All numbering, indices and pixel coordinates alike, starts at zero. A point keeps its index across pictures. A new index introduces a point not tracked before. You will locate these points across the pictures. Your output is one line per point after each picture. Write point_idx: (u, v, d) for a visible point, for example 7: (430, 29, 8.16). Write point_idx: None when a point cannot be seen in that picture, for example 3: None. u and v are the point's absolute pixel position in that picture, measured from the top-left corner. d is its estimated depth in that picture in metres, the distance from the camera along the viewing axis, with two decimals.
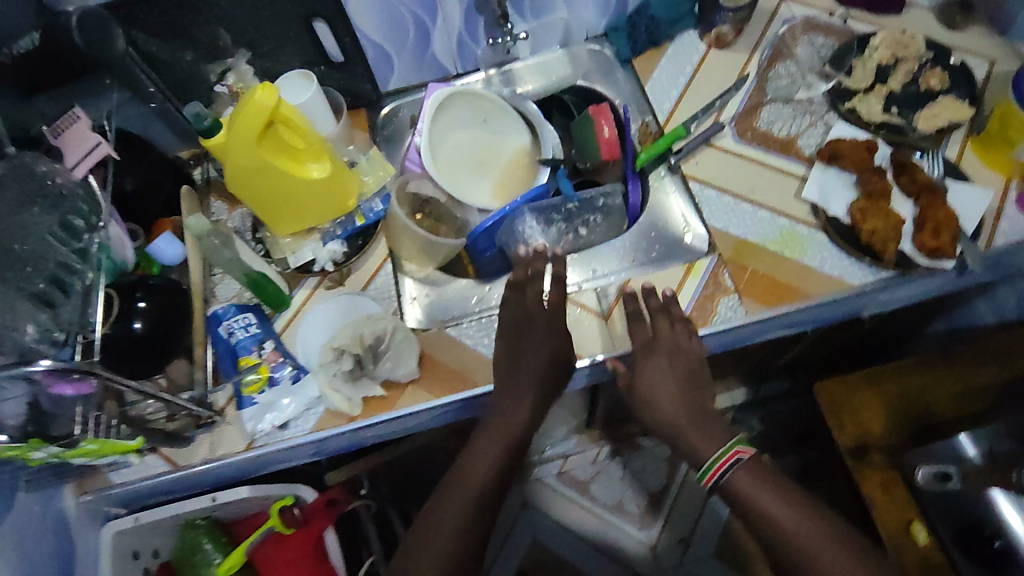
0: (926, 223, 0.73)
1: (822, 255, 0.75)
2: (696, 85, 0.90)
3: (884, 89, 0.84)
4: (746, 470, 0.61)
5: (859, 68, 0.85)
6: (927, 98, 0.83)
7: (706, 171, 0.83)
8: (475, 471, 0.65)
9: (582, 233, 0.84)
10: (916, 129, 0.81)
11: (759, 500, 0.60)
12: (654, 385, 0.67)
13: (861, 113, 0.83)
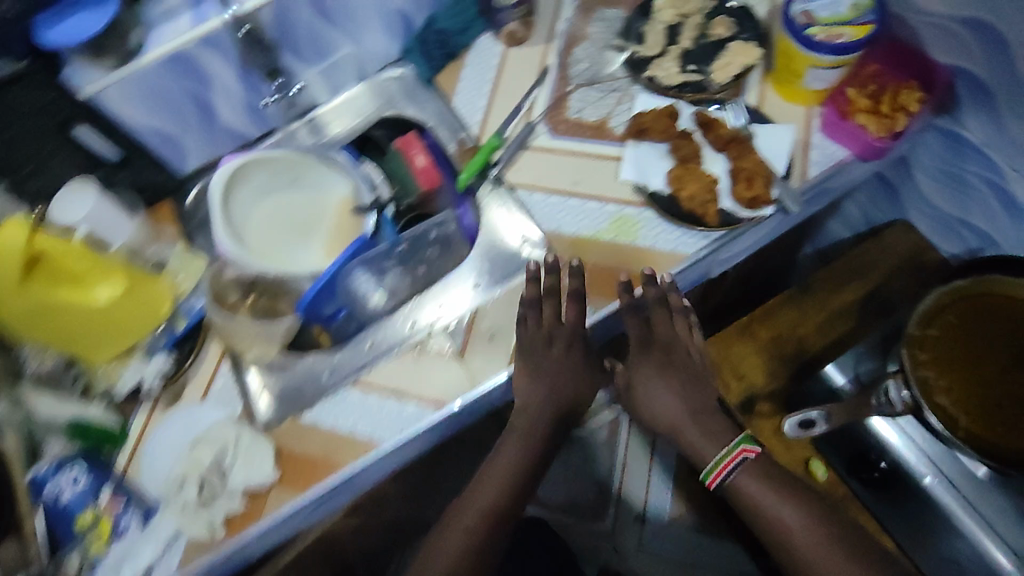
0: (739, 175, 0.74)
1: (654, 231, 0.75)
2: (501, 89, 0.88)
3: (678, 49, 0.83)
4: (748, 470, 0.68)
5: (650, 34, 0.85)
6: (719, 46, 0.83)
7: (529, 177, 0.81)
8: (501, 485, 0.69)
9: (421, 271, 0.80)
10: (716, 81, 0.81)
11: (766, 498, 0.66)
12: (653, 382, 0.73)
13: (661, 78, 0.82)
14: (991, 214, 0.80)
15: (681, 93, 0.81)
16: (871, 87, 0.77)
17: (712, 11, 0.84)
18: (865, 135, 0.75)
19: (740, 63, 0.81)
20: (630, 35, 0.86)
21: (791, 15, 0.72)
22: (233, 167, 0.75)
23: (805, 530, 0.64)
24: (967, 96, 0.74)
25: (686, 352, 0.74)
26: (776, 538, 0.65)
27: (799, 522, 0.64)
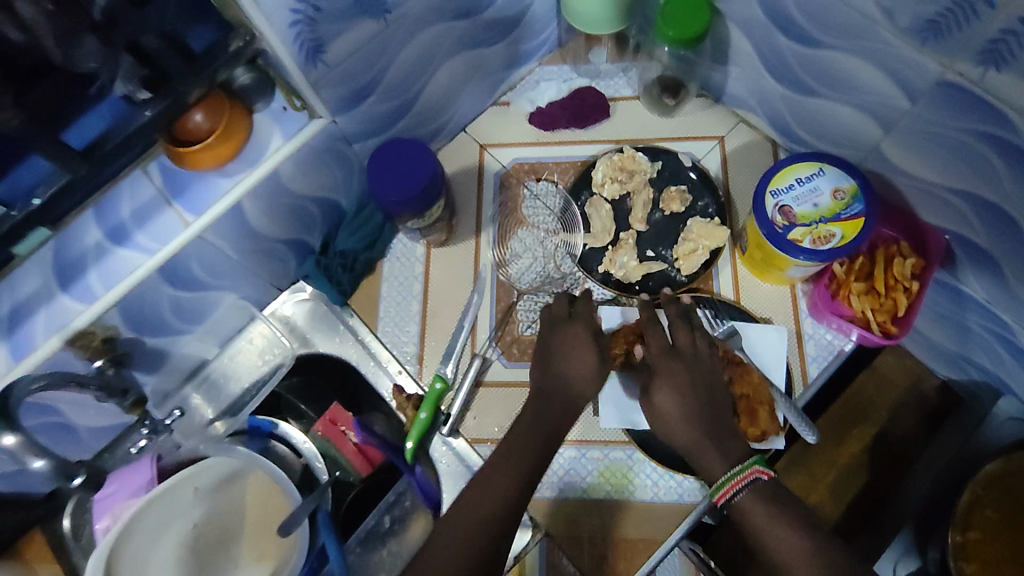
0: (740, 407, 0.63)
1: (649, 481, 0.65)
2: (433, 306, 0.73)
3: (632, 233, 0.72)
4: (763, 497, 0.50)
5: (594, 218, 0.73)
6: (677, 224, 0.73)
7: (490, 424, 0.68)
8: (510, 472, 0.49)
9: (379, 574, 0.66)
10: (681, 270, 0.71)
11: (772, 526, 0.49)
12: (664, 395, 0.56)
13: (619, 276, 0.71)
14: (999, 359, 0.67)
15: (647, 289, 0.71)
16: (864, 257, 0.67)
17: (660, 178, 0.74)
18: (861, 324, 0.67)
19: (705, 245, 0.71)
20: (572, 221, 0.74)
21: (769, 219, 0.60)
22: (108, 524, 0.61)
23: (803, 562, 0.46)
24: (968, 257, 0.63)
25: (703, 367, 0.57)
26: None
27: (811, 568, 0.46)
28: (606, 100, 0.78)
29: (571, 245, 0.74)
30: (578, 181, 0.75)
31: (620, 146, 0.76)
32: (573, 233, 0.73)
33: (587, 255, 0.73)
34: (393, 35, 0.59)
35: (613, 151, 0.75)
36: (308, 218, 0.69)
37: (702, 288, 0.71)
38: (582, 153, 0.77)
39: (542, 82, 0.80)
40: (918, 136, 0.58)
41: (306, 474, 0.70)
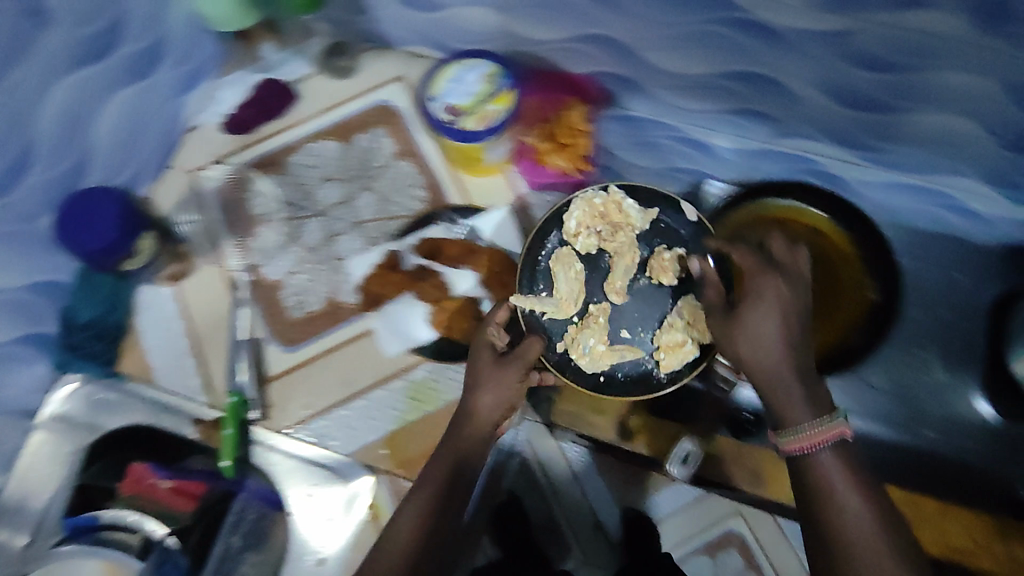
0: (492, 280, 0.69)
1: (450, 381, 0.69)
2: (204, 335, 0.73)
3: (603, 309, 0.66)
4: (835, 460, 0.51)
5: (560, 281, 0.66)
6: (669, 298, 0.67)
7: (297, 410, 0.69)
8: (427, 505, 0.56)
9: None
10: (659, 360, 0.65)
11: (847, 490, 0.50)
12: (761, 309, 0.55)
13: (584, 361, 0.65)
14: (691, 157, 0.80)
15: (612, 382, 0.65)
16: (544, 122, 0.74)
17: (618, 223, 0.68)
18: (564, 176, 0.74)
19: (694, 336, 0.65)
20: (534, 281, 0.67)
21: (439, 120, 0.66)
22: None
23: (866, 538, 0.48)
24: (618, 87, 0.75)
25: (807, 287, 0.58)
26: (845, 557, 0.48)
27: (868, 526, 0.49)
28: (285, 84, 0.80)
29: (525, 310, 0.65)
30: (540, 234, 0.67)
31: (591, 189, 0.67)
32: (534, 297, 0.65)
33: (550, 325, 0.66)
34: (16, 104, 0.60)
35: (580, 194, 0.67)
36: (32, 310, 0.67)
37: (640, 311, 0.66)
38: (281, 138, 0.79)
39: (221, 91, 0.80)
40: (531, 9, 0.68)
41: (147, 544, 0.69)
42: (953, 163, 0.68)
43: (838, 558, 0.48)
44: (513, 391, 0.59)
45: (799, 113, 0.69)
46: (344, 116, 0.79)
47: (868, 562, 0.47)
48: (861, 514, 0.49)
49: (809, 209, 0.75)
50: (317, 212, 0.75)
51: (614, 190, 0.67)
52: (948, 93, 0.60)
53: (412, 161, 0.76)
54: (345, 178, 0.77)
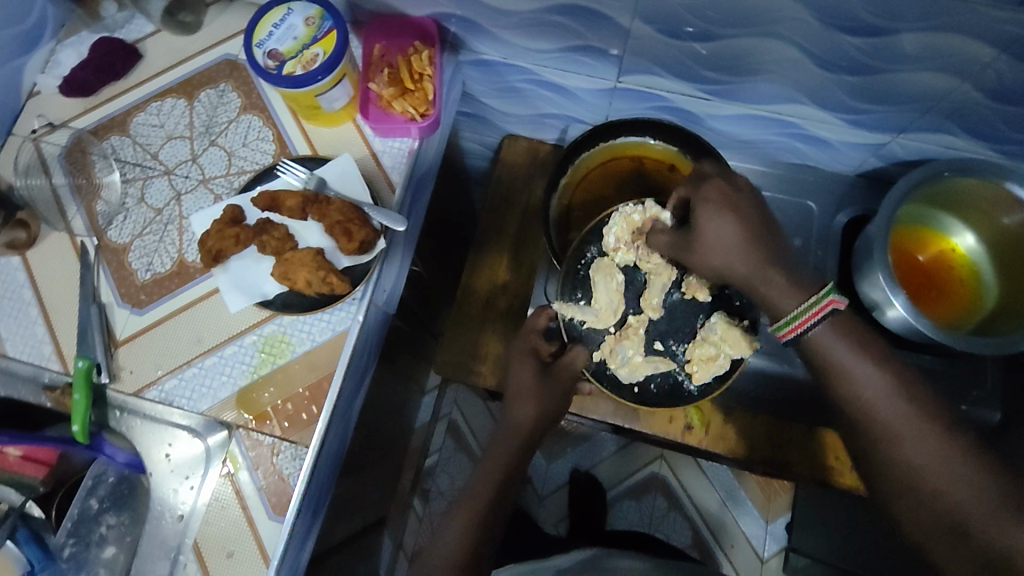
0: (336, 229, 0.68)
1: (304, 333, 0.69)
2: (51, 304, 0.72)
3: (641, 322, 0.69)
4: (834, 329, 0.55)
5: (599, 291, 0.69)
6: (699, 314, 0.69)
7: (148, 370, 0.69)
8: (466, 525, 0.64)
9: (111, 553, 0.70)
10: (694, 370, 0.68)
11: (855, 362, 0.55)
12: (718, 219, 0.57)
13: (623, 371, 0.69)
14: None
15: (646, 395, 0.69)
16: (387, 67, 0.73)
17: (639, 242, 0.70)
18: (408, 120, 0.72)
19: (727, 352, 0.67)
20: (574, 291, 0.71)
21: (262, 65, 0.66)
22: None
23: (883, 403, 0.54)
24: (460, 28, 0.73)
25: (754, 194, 0.59)
26: (882, 425, 0.54)
27: (895, 401, 0.53)
28: (130, 43, 0.78)
29: (567, 317, 0.70)
30: (578, 267, 0.71)
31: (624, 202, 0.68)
32: (574, 309, 0.69)
33: (586, 331, 0.70)
34: None
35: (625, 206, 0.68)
36: None
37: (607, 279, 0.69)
38: (126, 99, 0.77)
39: (60, 54, 0.78)
40: None
41: (24, 517, 0.71)
42: (786, 91, 0.69)
43: (872, 430, 0.54)
44: (557, 399, 0.69)
45: (634, 46, 0.68)
46: (188, 72, 0.78)
47: (888, 426, 0.53)
48: (877, 383, 0.54)
49: (651, 140, 0.80)
50: (163, 170, 0.75)
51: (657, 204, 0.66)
52: (769, 18, 0.59)
53: (257, 114, 0.76)
54: (193, 135, 0.76)
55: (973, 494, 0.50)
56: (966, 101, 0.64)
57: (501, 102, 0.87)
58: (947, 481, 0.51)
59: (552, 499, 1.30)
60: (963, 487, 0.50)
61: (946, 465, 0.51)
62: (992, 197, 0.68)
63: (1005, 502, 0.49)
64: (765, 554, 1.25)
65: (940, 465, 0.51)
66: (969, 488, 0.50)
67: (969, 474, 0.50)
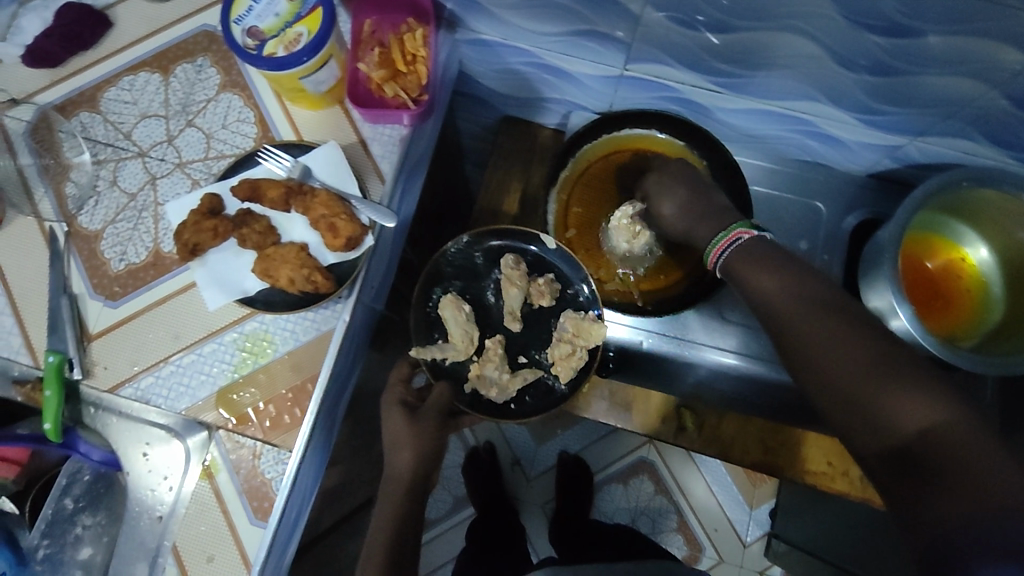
0: (321, 225, 0.64)
1: (286, 332, 0.66)
2: (19, 294, 0.68)
3: (497, 343, 0.75)
4: (742, 251, 0.60)
5: (451, 326, 0.74)
6: (550, 319, 0.77)
7: (124, 366, 0.66)
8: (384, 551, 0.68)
9: (88, 554, 0.68)
10: (557, 372, 0.75)
11: (755, 273, 0.58)
12: (667, 196, 0.70)
13: (493, 393, 0.74)
14: None
15: (523, 407, 0.76)
16: (378, 46, 0.68)
17: (478, 271, 0.77)
18: (399, 106, 0.67)
19: (581, 344, 0.75)
20: (429, 333, 0.75)
21: (240, 44, 0.61)
22: None
23: (775, 300, 0.56)
24: (456, 6, 0.68)
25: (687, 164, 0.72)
26: (781, 323, 0.55)
27: (786, 299, 0.55)
28: (99, 10, 0.71)
29: (427, 359, 0.74)
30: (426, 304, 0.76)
31: (456, 239, 0.76)
32: (432, 349, 0.73)
33: (452, 365, 0.76)
34: None
35: (453, 244, 0.76)
36: None
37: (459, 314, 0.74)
38: (95, 73, 0.72)
39: (23, 18, 0.71)
40: None
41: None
42: (800, 88, 0.65)
43: (774, 327, 0.56)
44: (431, 437, 0.71)
45: (643, 33, 0.63)
46: (162, 45, 0.72)
47: (784, 329, 0.55)
48: (773, 282, 0.56)
49: (655, 132, 0.77)
50: (137, 152, 0.70)
51: (471, 237, 0.76)
52: (790, 13, 0.54)
53: (237, 93, 0.71)
54: (168, 114, 0.71)
55: (856, 367, 0.50)
56: (991, 108, 0.60)
57: (500, 82, 0.82)
58: (832, 359, 0.51)
59: (541, 480, 1.30)
60: (849, 358, 0.50)
61: (834, 343, 0.51)
62: (1015, 211, 0.65)
63: (888, 368, 0.49)
64: (749, 539, 1.27)
65: (829, 342, 0.52)
66: (850, 364, 0.50)
67: (854, 346, 0.50)
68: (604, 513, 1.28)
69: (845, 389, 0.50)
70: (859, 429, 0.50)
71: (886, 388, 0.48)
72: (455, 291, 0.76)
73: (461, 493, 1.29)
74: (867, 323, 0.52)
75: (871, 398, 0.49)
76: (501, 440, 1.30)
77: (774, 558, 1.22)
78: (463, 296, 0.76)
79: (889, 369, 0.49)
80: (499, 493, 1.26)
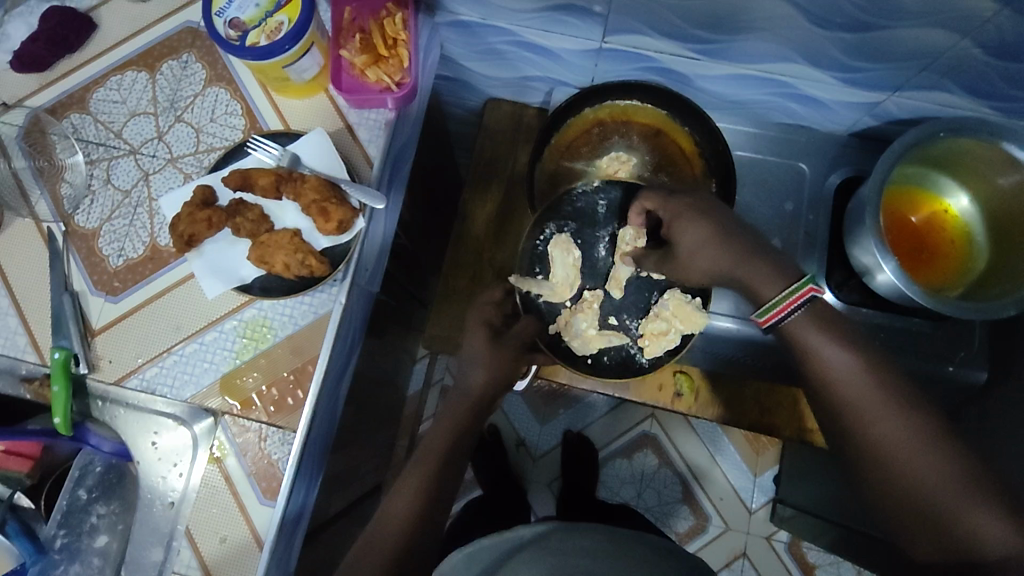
0: (312, 209, 0.65)
1: (284, 318, 0.67)
2: (22, 294, 0.69)
3: (596, 297, 0.74)
4: (810, 315, 0.58)
5: (556, 266, 0.75)
6: (652, 291, 0.74)
7: (128, 358, 0.68)
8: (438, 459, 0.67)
9: (103, 542, 0.70)
10: (643, 344, 0.73)
11: (823, 343, 0.57)
12: (694, 224, 0.63)
13: (574, 342, 0.74)
14: None
15: (597, 367, 0.74)
16: (359, 32, 0.68)
17: (596, 219, 0.75)
18: (383, 90, 0.69)
19: (677, 326, 0.72)
20: (532, 265, 0.75)
21: (222, 36, 0.62)
22: None
23: (851, 381, 0.56)
24: None
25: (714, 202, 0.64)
26: (851, 414, 0.56)
27: (865, 385, 0.55)
28: (83, 13, 0.73)
29: (524, 291, 0.75)
30: (535, 241, 0.75)
31: (590, 181, 0.75)
32: (532, 282, 0.74)
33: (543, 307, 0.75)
34: None
35: (582, 184, 0.75)
36: None
37: (562, 254, 0.74)
38: (83, 74, 0.73)
39: (9, 25, 0.72)
40: None
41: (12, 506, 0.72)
42: (778, 49, 0.66)
43: (841, 415, 0.57)
44: (505, 365, 0.71)
45: (620, 4, 0.64)
46: (147, 43, 0.73)
47: (855, 408, 0.56)
48: (850, 369, 0.56)
49: (633, 101, 0.78)
50: (129, 150, 0.71)
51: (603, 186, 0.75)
52: None
53: (224, 86, 0.72)
54: (158, 111, 0.72)
55: (935, 476, 0.53)
56: (964, 58, 0.61)
57: (483, 63, 0.83)
58: (907, 466, 0.54)
59: (546, 458, 1.32)
60: (932, 473, 0.53)
61: (912, 451, 0.54)
62: (992, 157, 0.66)
63: (967, 489, 0.52)
64: (753, 505, 1.28)
65: (910, 443, 0.54)
66: (928, 475, 0.53)
67: (937, 461, 0.53)
68: (610, 488, 1.30)
69: (921, 492, 0.53)
70: (921, 534, 0.54)
71: (974, 512, 0.51)
72: (569, 232, 0.75)
73: (468, 476, 1.31)
74: (937, 425, 0.55)
75: (952, 518, 0.52)
76: (505, 421, 1.33)
77: (780, 523, 1.24)
78: (575, 239, 0.75)
79: (969, 488, 0.52)
80: (506, 473, 1.28)
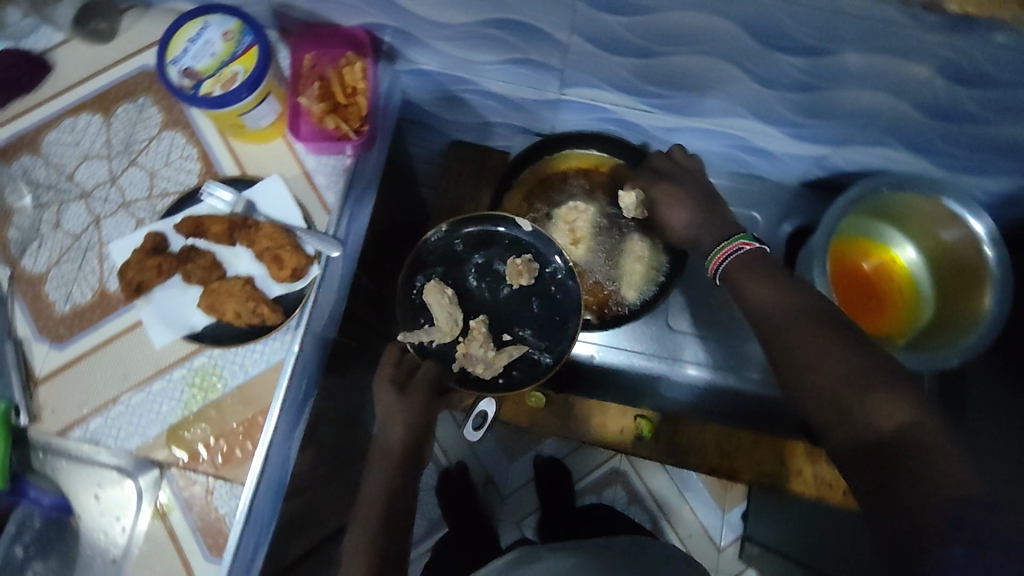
0: (267, 257, 0.65)
1: (235, 365, 0.66)
2: None
3: (481, 323, 0.75)
4: (743, 258, 0.64)
5: (435, 312, 0.75)
6: (528, 296, 0.77)
7: (72, 409, 0.66)
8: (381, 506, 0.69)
9: None
10: (539, 348, 0.76)
11: (758, 278, 0.62)
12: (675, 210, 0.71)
13: (479, 368, 0.76)
14: None
15: (511, 380, 0.76)
16: (318, 80, 0.69)
17: (458, 257, 0.77)
18: (341, 137, 0.68)
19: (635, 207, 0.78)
20: (415, 318, 0.76)
21: (176, 85, 0.61)
22: None
23: (779, 306, 0.60)
24: (395, 39, 0.69)
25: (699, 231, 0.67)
26: (774, 331, 0.59)
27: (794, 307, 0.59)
28: (38, 57, 0.72)
29: (415, 343, 0.76)
30: (404, 289, 0.76)
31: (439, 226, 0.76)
32: (419, 333, 0.75)
33: (438, 346, 0.77)
34: None
35: (432, 233, 0.76)
36: None
37: (434, 295, 0.74)
38: (35, 116, 0.72)
39: None
40: None
41: None
42: (729, 106, 0.68)
43: (771, 339, 0.60)
44: (422, 412, 0.74)
45: (575, 60, 0.65)
46: (102, 87, 0.72)
47: (784, 329, 0.58)
48: (777, 297, 0.60)
49: (593, 151, 0.80)
50: (80, 193, 0.70)
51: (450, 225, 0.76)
52: (702, 39, 0.56)
53: (180, 130, 0.72)
54: (112, 154, 0.71)
55: (842, 368, 0.54)
56: (904, 118, 0.63)
57: (444, 108, 0.84)
58: (826, 356, 0.55)
59: (515, 495, 1.30)
60: (840, 365, 0.54)
61: (828, 349, 0.55)
62: (935, 211, 0.68)
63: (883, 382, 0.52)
64: (721, 542, 1.28)
65: (833, 350, 0.55)
66: (839, 366, 0.54)
67: (849, 358, 0.54)
68: None
69: (837, 390, 0.53)
70: (837, 427, 0.53)
71: (886, 406, 0.51)
72: (438, 277, 0.76)
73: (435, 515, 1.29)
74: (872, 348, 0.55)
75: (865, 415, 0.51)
76: (473, 458, 1.31)
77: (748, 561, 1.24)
78: (445, 282, 0.76)
79: (885, 385, 0.52)
80: (473, 512, 1.26)
